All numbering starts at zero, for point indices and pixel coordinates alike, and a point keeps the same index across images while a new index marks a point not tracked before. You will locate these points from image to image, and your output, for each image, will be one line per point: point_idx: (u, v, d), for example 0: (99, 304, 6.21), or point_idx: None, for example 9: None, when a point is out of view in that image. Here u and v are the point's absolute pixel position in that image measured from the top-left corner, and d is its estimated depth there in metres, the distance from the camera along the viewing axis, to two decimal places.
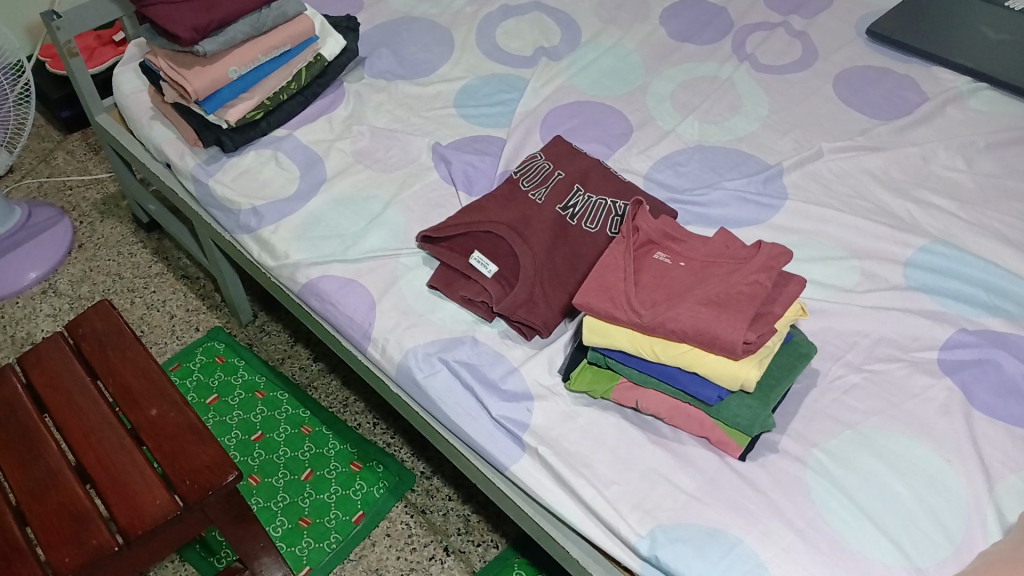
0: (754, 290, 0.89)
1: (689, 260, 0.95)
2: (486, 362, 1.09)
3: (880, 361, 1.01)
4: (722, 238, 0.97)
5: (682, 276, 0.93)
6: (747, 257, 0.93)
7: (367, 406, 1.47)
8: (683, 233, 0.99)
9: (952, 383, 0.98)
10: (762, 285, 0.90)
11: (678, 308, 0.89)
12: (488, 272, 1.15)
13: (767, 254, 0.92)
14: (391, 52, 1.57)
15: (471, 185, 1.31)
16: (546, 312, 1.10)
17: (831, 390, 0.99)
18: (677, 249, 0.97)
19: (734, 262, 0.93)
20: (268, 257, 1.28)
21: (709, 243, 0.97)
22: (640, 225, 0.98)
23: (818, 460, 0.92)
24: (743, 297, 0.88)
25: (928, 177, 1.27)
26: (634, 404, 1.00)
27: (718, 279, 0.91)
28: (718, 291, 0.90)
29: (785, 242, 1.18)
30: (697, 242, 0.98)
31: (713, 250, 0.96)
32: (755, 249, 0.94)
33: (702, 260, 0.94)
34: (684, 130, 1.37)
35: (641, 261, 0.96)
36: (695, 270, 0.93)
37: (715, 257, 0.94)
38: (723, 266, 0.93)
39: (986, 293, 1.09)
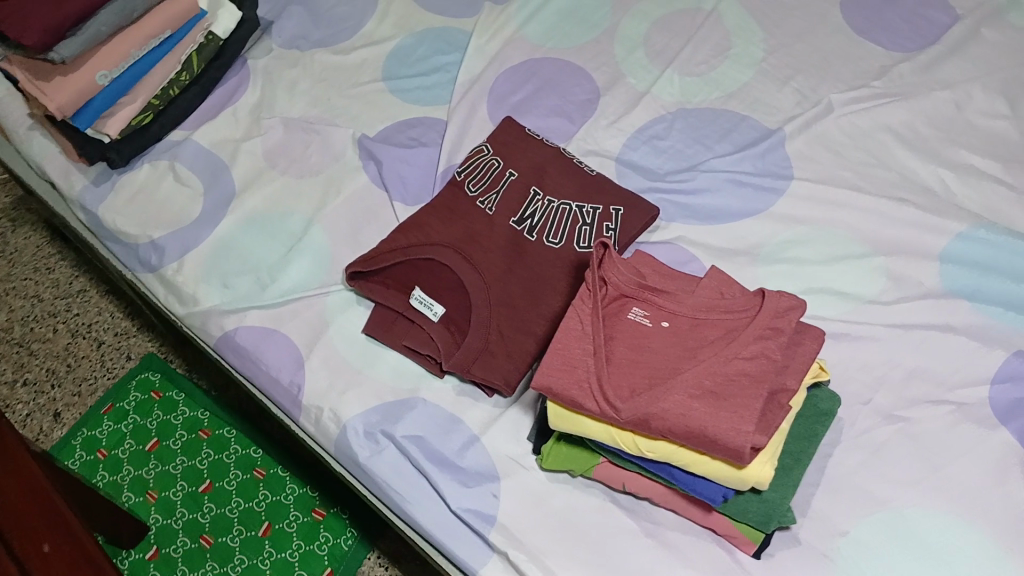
0: (760, 366, 0.68)
1: (673, 319, 0.74)
2: (438, 431, 0.91)
3: (914, 406, 0.81)
4: (714, 281, 0.76)
5: (664, 344, 0.72)
6: (747, 314, 0.72)
7: None
8: (664, 278, 0.77)
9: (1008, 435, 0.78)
10: (770, 357, 0.69)
11: (663, 399, 0.68)
12: (433, 314, 0.95)
13: (772, 311, 0.71)
14: (306, 10, 1.31)
15: (406, 190, 1.08)
16: (503, 367, 0.90)
17: (857, 449, 0.79)
18: (658, 301, 0.75)
19: (731, 321, 0.72)
20: (176, 303, 1.09)
21: (698, 292, 0.76)
22: (609, 273, 0.76)
23: (847, 556, 0.74)
24: (745, 379, 0.67)
25: (963, 129, 1.03)
26: (622, 486, 0.82)
27: (711, 351, 0.70)
28: (713, 371, 0.68)
29: (793, 236, 0.97)
30: (683, 290, 0.76)
31: (702, 303, 0.74)
32: (757, 299, 0.73)
33: (690, 319, 0.73)
34: (661, 89, 1.12)
35: (612, 325, 0.74)
36: (681, 335, 0.72)
37: (707, 313, 0.73)
38: (715, 328, 0.72)
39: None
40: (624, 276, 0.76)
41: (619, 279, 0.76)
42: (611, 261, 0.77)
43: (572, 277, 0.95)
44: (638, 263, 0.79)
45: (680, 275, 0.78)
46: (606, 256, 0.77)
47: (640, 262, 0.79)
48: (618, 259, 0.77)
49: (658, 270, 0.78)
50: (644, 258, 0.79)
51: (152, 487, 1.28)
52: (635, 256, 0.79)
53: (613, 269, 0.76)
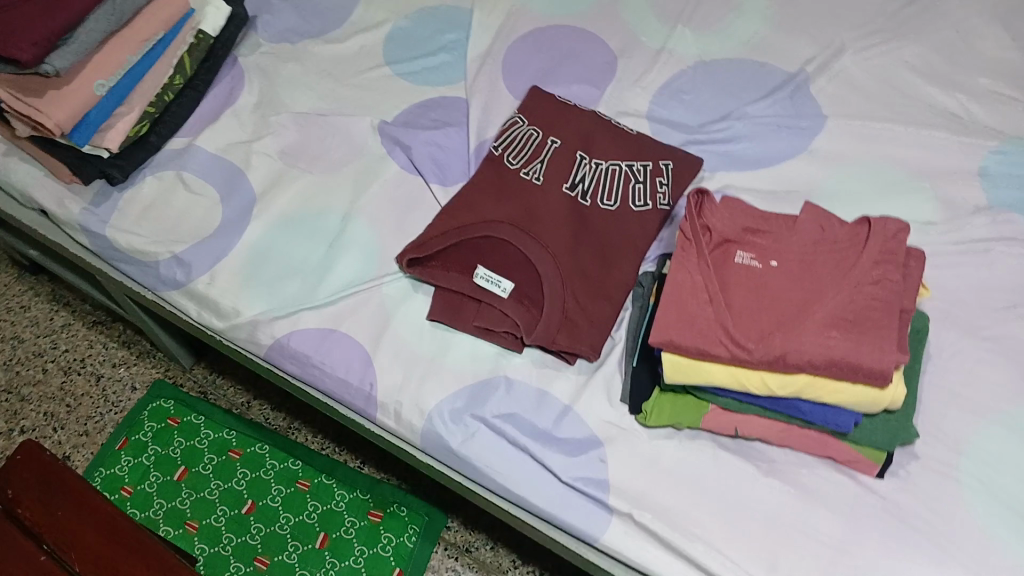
0: (882, 292, 0.71)
1: (781, 257, 0.75)
2: (530, 407, 0.89)
3: (996, 317, 0.87)
4: (809, 216, 0.77)
5: (780, 282, 0.73)
6: (855, 243, 0.74)
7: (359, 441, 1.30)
8: (759, 218, 0.78)
9: None
10: (889, 282, 0.71)
11: (797, 335, 0.70)
12: (503, 291, 0.93)
13: (880, 236, 0.73)
14: (288, 3, 1.25)
15: (443, 172, 1.06)
16: (587, 333, 0.90)
17: (952, 365, 0.84)
18: (762, 241, 0.76)
19: (840, 252, 0.74)
20: (213, 317, 1.03)
21: (797, 228, 0.76)
22: (711, 221, 0.76)
23: (969, 464, 0.79)
24: (871, 306, 0.70)
25: (969, 55, 1.09)
26: (735, 431, 0.83)
27: (831, 282, 0.72)
28: (839, 301, 0.71)
29: (839, 173, 1.00)
30: (781, 227, 0.77)
31: (805, 238, 0.75)
32: (860, 228, 0.75)
33: (798, 254, 0.74)
34: (676, 46, 1.13)
35: (722, 270, 0.75)
36: (794, 271, 0.74)
37: (813, 246, 0.75)
38: (826, 260, 0.74)
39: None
40: (723, 221, 0.77)
41: (720, 225, 0.77)
42: (709, 207, 0.77)
43: (636, 235, 0.96)
44: (729, 206, 0.79)
45: (772, 213, 0.79)
46: (702, 204, 0.77)
47: (731, 205, 0.79)
48: (713, 205, 0.78)
49: (750, 211, 0.79)
50: (733, 202, 0.80)
51: (191, 516, 1.22)
52: (725, 200, 0.80)
53: (711, 216, 0.77)
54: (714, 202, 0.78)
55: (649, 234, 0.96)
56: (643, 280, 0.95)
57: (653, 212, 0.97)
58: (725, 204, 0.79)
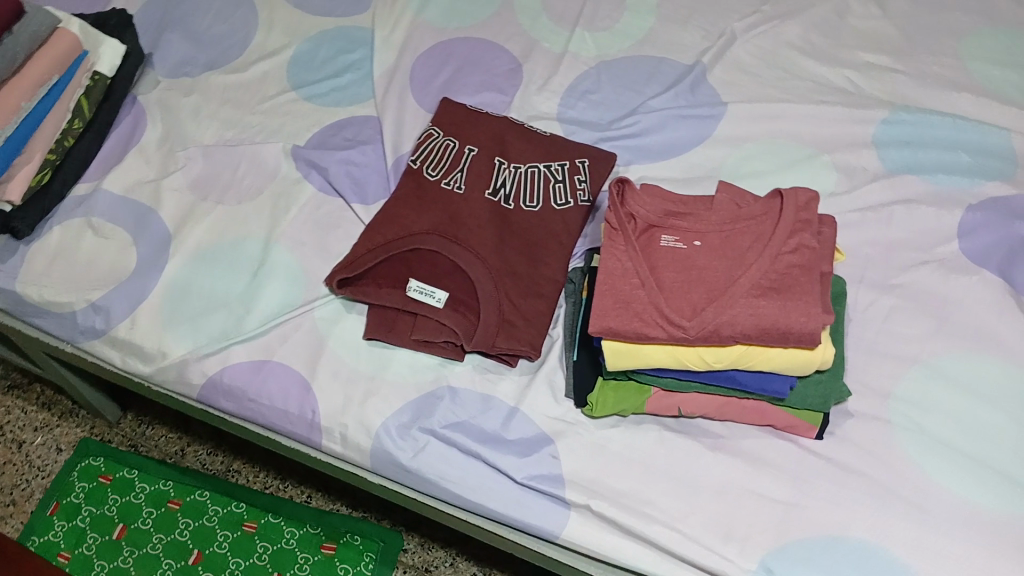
0: (802, 258, 0.74)
1: (704, 235, 0.77)
2: (476, 413, 0.89)
3: (904, 271, 0.92)
4: (726, 195, 0.80)
5: (706, 259, 0.76)
6: (772, 215, 0.77)
7: (301, 476, 1.26)
8: (678, 203, 0.80)
9: (993, 274, 0.91)
10: (807, 248, 0.75)
11: (728, 307, 0.72)
12: (438, 301, 0.93)
13: (793, 206, 0.76)
14: (182, 34, 1.21)
15: (362, 191, 1.05)
16: (525, 333, 0.91)
17: (871, 321, 0.89)
18: (685, 222, 0.78)
19: (758, 225, 0.77)
20: (139, 362, 1.00)
21: (716, 208, 0.79)
22: (634, 208, 0.79)
23: (900, 412, 0.83)
24: (793, 272, 0.73)
25: (850, 33, 1.15)
26: (679, 411, 0.84)
27: (753, 254, 0.75)
28: (763, 270, 0.73)
29: (745, 155, 1.04)
30: (700, 209, 0.80)
31: (725, 216, 0.78)
32: (774, 200, 0.78)
33: (720, 232, 0.77)
34: (577, 47, 1.16)
35: (650, 254, 0.77)
36: (718, 248, 0.76)
37: (733, 222, 0.77)
38: (747, 234, 0.76)
39: (968, 156, 1.01)
40: (646, 207, 0.79)
41: (644, 211, 0.79)
42: (631, 195, 0.79)
43: (562, 232, 0.97)
44: (649, 194, 0.81)
45: (690, 196, 0.81)
46: (624, 192, 0.79)
47: (651, 193, 0.81)
48: (634, 194, 0.80)
49: (670, 196, 0.81)
50: (653, 189, 0.82)
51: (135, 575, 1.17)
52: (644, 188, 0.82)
53: (634, 203, 0.79)
54: (635, 190, 0.81)
55: (573, 231, 0.98)
56: (573, 277, 0.97)
57: (575, 208, 0.99)
58: (645, 192, 0.82)
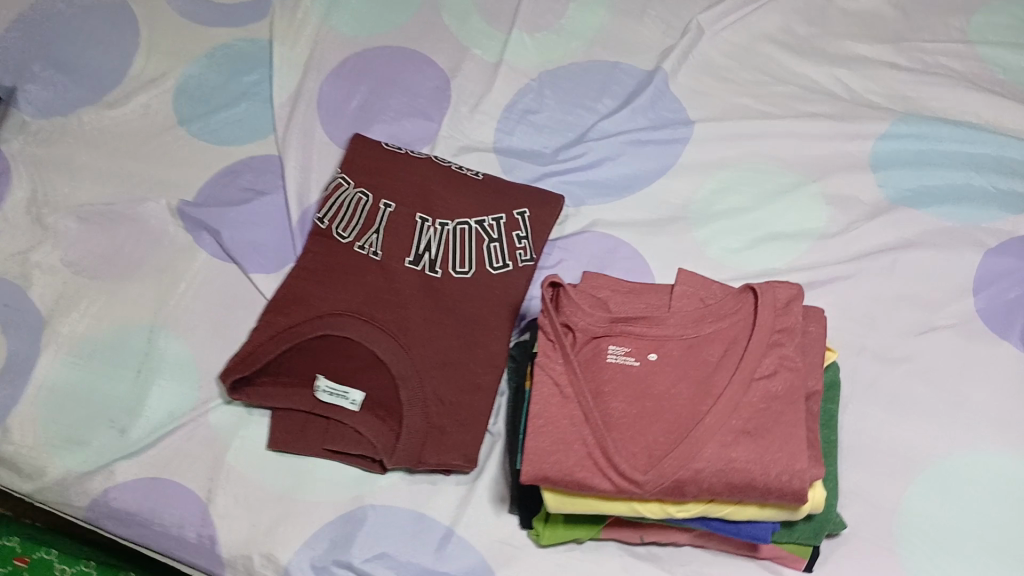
0: (783, 379, 0.58)
1: (662, 349, 0.61)
2: (405, 538, 0.75)
3: (911, 338, 0.76)
4: (686, 289, 0.64)
5: (666, 381, 0.60)
6: (744, 322, 0.61)
7: None
8: (629, 301, 0.64)
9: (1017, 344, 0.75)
10: (791, 365, 0.59)
11: (697, 452, 0.56)
12: (353, 404, 0.77)
13: (772, 309, 0.61)
14: (48, 61, 1.01)
15: (262, 257, 0.88)
16: (459, 441, 0.75)
17: (871, 408, 0.73)
18: (638, 331, 0.62)
19: (728, 334, 0.61)
20: (16, 480, 0.81)
21: (675, 309, 0.63)
22: (573, 313, 0.62)
23: (907, 535, 0.68)
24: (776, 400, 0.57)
25: (838, 16, 0.96)
26: (640, 538, 0.71)
27: (724, 375, 0.59)
28: (739, 399, 0.58)
29: (716, 186, 0.87)
30: (657, 310, 0.63)
31: (686, 318, 0.62)
32: (746, 300, 0.62)
33: (682, 345, 0.61)
34: (515, 53, 0.97)
35: (597, 375, 0.61)
36: (680, 366, 0.60)
37: (697, 330, 0.61)
38: (714, 347, 0.61)
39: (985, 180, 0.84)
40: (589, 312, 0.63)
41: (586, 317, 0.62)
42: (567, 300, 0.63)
43: (499, 305, 0.81)
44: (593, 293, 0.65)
45: (644, 291, 0.65)
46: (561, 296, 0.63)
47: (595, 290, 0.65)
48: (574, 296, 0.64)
49: (618, 292, 0.65)
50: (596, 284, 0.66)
51: None
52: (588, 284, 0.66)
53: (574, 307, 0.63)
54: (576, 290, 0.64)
55: (514, 302, 0.81)
56: (516, 356, 0.81)
57: (514, 273, 0.82)
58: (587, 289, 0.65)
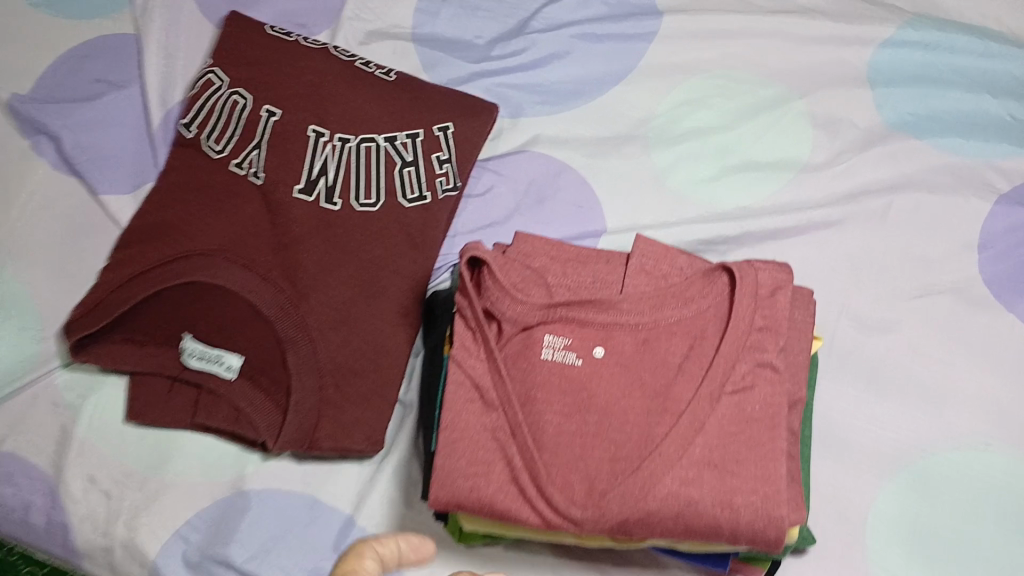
0: (760, 390, 0.46)
1: (609, 344, 0.48)
2: (297, 530, 0.62)
3: (907, 306, 0.63)
4: (640, 262, 0.50)
5: (613, 389, 0.47)
6: (714, 313, 0.48)
7: None
8: (569, 273, 0.50)
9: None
10: (771, 370, 0.46)
11: (651, 488, 0.44)
12: (227, 371, 0.63)
13: (747, 297, 0.47)
14: None
15: (115, 172, 0.70)
16: (361, 418, 0.62)
17: (856, 399, 0.61)
18: (579, 320, 0.48)
19: (694, 328, 0.48)
20: None
21: (627, 289, 0.49)
22: (499, 295, 0.47)
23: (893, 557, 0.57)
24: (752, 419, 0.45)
25: None
26: None
27: (687, 386, 0.46)
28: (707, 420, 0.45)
29: (687, 96, 0.71)
30: (604, 288, 0.49)
31: (641, 304, 0.48)
32: (715, 283, 0.48)
33: (634, 339, 0.48)
34: None
35: (525, 379, 0.47)
36: (632, 369, 0.47)
37: (653, 320, 0.48)
38: (676, 344, 0.47)
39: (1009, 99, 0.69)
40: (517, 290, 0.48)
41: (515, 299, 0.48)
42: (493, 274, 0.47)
43: (413, 248, 0.66)
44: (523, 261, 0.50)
45: (587, 259, 0.51)
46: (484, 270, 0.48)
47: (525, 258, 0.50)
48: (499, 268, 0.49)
49: (555, 260, 0.51)
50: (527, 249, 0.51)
51: None
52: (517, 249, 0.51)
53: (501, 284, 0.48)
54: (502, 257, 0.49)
55: (431, 244, 0.66)
56: (433, 307, 0.67)
57: (433, 207, 0.67)
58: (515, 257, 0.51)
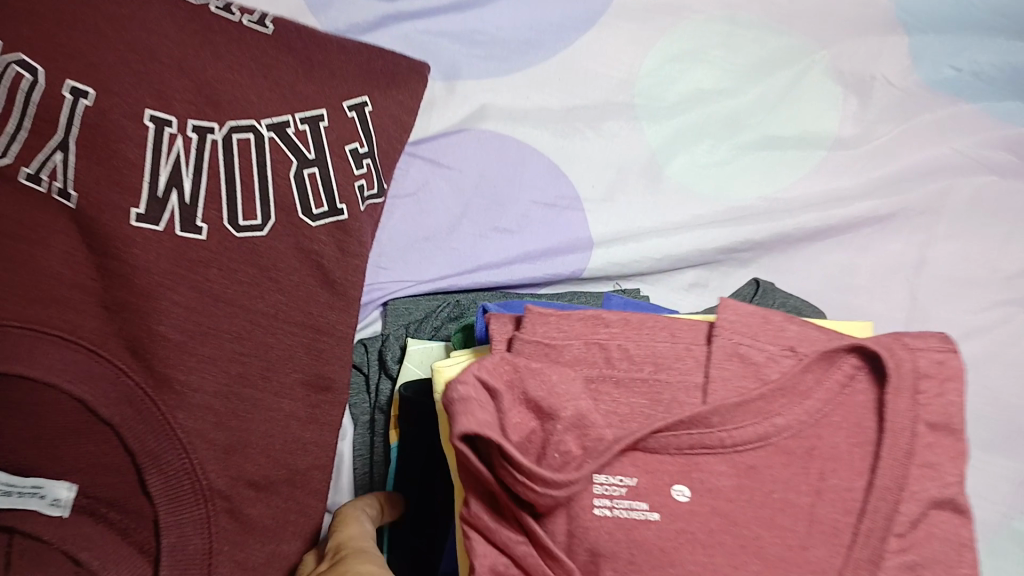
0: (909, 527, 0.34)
1: (695, 475, 0.34)
2: None
3: (981, 333, 0.49)
4: (730, 341, 0.36)
5: (707, 541, 0.33)
6: (834, 413, 0.36)
7: None
8: (613, 372, 0.36)
9: None
10: (926, 493, 0.34)
11: None
12: (57, 510, 0.40)
13: (900, 395, 0.35)
14: None
15: None
16: (272, 548, 0.44)
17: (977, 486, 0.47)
18: (646, 445, 0.34)
19: (808, 437, 0.35)
20: None
21: (713, 388, 0.36)
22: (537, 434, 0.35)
23: None
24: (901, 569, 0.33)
25: None
26: None
27: (804, 527, 0.34)
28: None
29: (679, 48, 0.52)
30: (675, 387, 0.36)
31: (743, 411, 0.34)
32: (840, 367, 0.36)
33: (728, 460, 0.35)
34: None
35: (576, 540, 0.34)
36: (730, 507, 0.34)
37: (757, 435, 0.35)
38: (786, 466, 0.35)
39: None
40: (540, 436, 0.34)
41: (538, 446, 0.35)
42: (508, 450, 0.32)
43: (326, 291, 0.45)
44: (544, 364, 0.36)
45: (645, 337, 0.37)
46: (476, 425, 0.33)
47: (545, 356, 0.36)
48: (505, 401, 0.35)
49: (594, 349, 0.36)
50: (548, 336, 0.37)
51: None
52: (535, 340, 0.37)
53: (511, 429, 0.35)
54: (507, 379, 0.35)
55: (353, 282, 0.45)
56: (363, 364, 0.47)
57: (352, 227, 0.45)
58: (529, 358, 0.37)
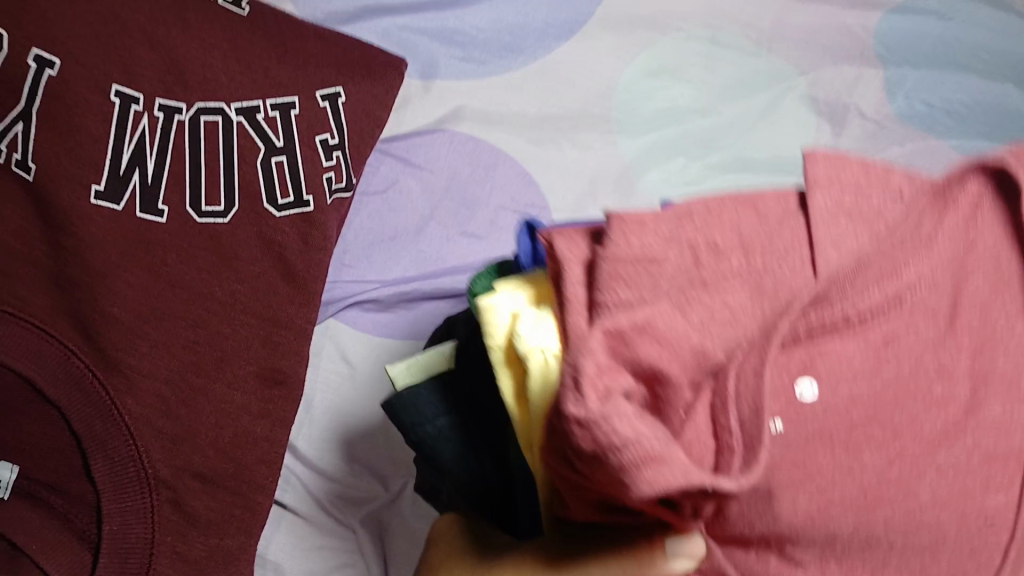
0: None
1: (823, 366, 0.24)
2: None
3: None
4: (830, 195, 0.26)
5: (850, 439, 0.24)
6: (997, 292, 0.25)
7: None
8: (701, 277, 0.24)
9: None
10: None
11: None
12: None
13: None
14: None
15: None
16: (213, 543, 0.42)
17: None
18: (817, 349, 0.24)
19: (948, 291, 0.25)
20: None
21: (825, 255, 0.25)
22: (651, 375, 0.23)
23: None
24: (1011, 526, 0.24)
25: None
26: None
27: (952, 415, 0.24)
28: (965, 499, 0.24)
29: (659, 63, 0.53)
30: (779, 265, 0.25)
31: (865, 277, 0.24)
32: (958, 198, 0.26)
33: (856, 342, 0.24)
34: None
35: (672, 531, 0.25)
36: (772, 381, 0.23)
37: (888, 300, 0.24)
38: (933, 326, 0.24)
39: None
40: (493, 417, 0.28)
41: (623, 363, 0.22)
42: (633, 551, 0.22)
43: (281, 283, 0.43)
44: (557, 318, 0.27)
45: (726, 215, 0.26)
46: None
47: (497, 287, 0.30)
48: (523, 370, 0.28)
49: (686, 251, 0.25)
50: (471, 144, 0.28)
51: None
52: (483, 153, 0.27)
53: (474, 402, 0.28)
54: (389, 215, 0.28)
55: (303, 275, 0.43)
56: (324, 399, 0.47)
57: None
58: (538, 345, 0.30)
